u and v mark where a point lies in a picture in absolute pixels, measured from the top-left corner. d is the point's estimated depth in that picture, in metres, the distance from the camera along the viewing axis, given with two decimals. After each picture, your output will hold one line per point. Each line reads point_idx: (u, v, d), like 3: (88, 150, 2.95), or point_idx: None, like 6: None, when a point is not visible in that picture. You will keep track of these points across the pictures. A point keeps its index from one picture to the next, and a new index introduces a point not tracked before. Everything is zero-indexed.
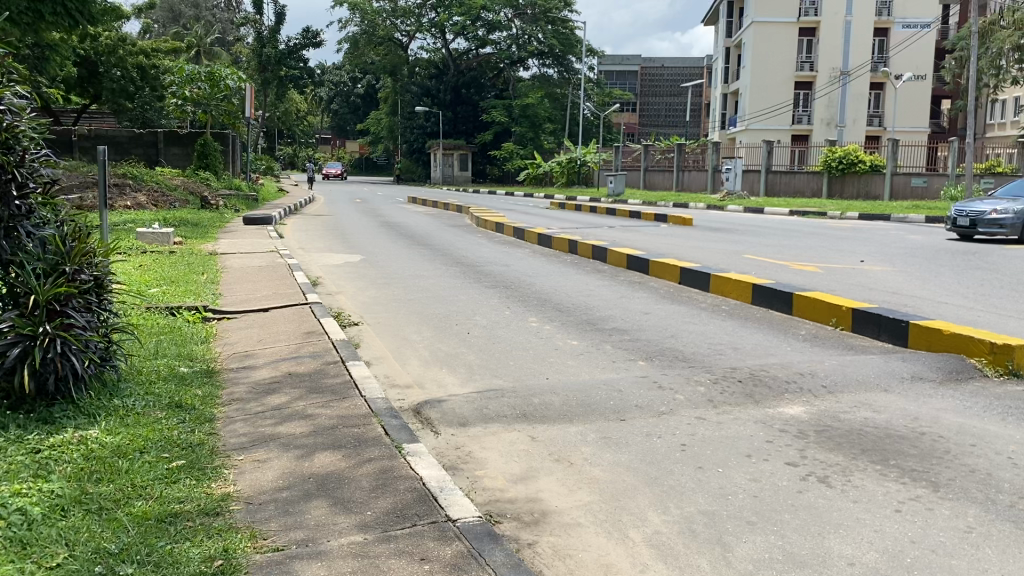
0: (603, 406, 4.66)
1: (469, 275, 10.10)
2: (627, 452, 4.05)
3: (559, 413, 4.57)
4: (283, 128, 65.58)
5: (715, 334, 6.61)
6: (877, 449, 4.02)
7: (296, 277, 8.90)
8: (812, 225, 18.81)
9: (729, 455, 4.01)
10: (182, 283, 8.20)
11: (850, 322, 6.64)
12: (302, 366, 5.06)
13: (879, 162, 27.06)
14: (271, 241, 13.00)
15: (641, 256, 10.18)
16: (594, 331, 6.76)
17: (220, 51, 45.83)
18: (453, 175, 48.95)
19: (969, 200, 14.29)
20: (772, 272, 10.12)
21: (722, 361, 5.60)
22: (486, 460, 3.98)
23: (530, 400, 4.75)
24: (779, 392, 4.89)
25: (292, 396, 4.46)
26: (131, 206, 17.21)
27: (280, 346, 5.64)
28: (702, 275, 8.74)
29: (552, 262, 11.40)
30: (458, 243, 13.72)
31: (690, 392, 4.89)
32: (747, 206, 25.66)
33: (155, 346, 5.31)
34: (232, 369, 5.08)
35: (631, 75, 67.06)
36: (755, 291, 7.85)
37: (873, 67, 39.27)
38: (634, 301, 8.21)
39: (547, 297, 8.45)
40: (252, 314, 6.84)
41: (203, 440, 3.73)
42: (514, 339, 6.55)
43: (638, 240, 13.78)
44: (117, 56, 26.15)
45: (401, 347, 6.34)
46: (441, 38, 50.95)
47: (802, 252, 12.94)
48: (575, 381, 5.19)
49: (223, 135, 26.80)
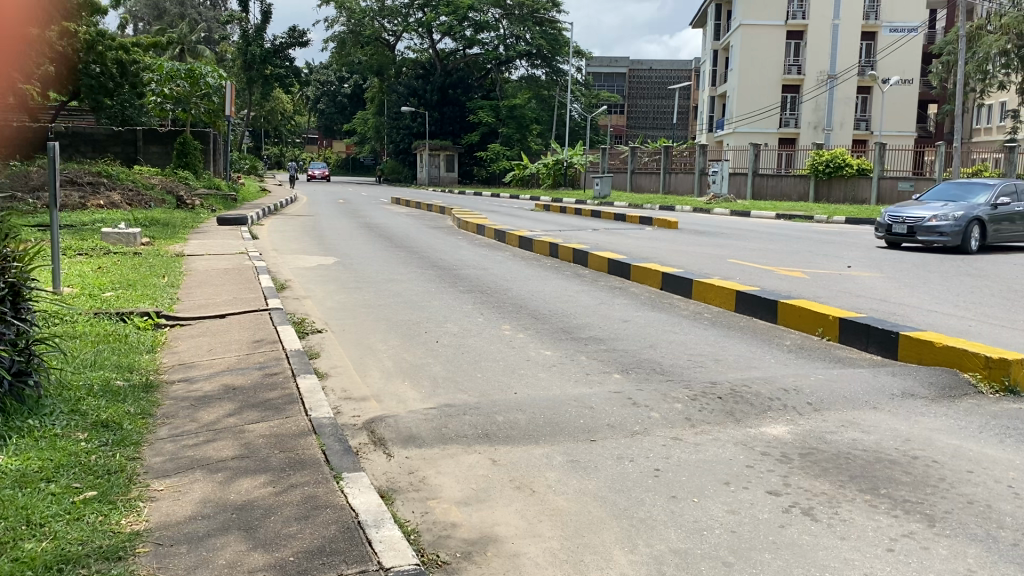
0: (572, 424, 4.31)
1: (444, 279, 9.73)
2: (595, 478, 3.71)
3: (523, 432, 4.21)
4: (268, 128, 64.99)
5: (695, 344, 6.28)
6: (866, 476, 3.70)
7: (261, 281, 8.51)
8: (799, 229, 18.58)
9: (707, 482, 3.66)
10: (139, 287, 7.80)
11: (837, 333, 6.33)
12: (245, 379, 4.68)
13: (866, 166, 26.91)
14: (243, 242, 12.58)
15: (622, 261, 9.84)
16: (569, 341, 6.41)
17: (204, 49, 45.13)
18: (439, 176, 48.74)
19: (898, 208, 13.50)
20: (757, 277, 9.80)
21: (701, 374, 5.27)
22: (439, 487, 3.62)
23: (492, 417, 4.39)
24: (761, 410, 4.56)
25: (231, 412, 4.08)
26: (105, 205, 16.61)
27: (227, 356, 5.24)
28: (684, 281, 8.42)
29: (531, 265, 11.04)
30: (437, 246, 13.34)
31: (665, 409, 4.54)
32: (733, 210, 25.39)
33: (92, 358, 4.90)
34: (172, 384, 4.68)
35: (619, 78, 66.72)
36: (739, 299, 7.52)
37: (860, 71, 39.18)
38: (613, 308, 7.87)
39: (522, 304, 8.09)
40: (207, 321, 6.46)
41: (123, 466, 3.35)
42: (483, 349, 6.20)
43: (620, 243, 13.45)
44: (96, 51, 25.16)
45: (363, 357, 5.99)
46: (428, 39, 50.65)
47: (788, 257, 12.65)
48: (543, 396, 4.83)
49: (204, 135, 26.23)
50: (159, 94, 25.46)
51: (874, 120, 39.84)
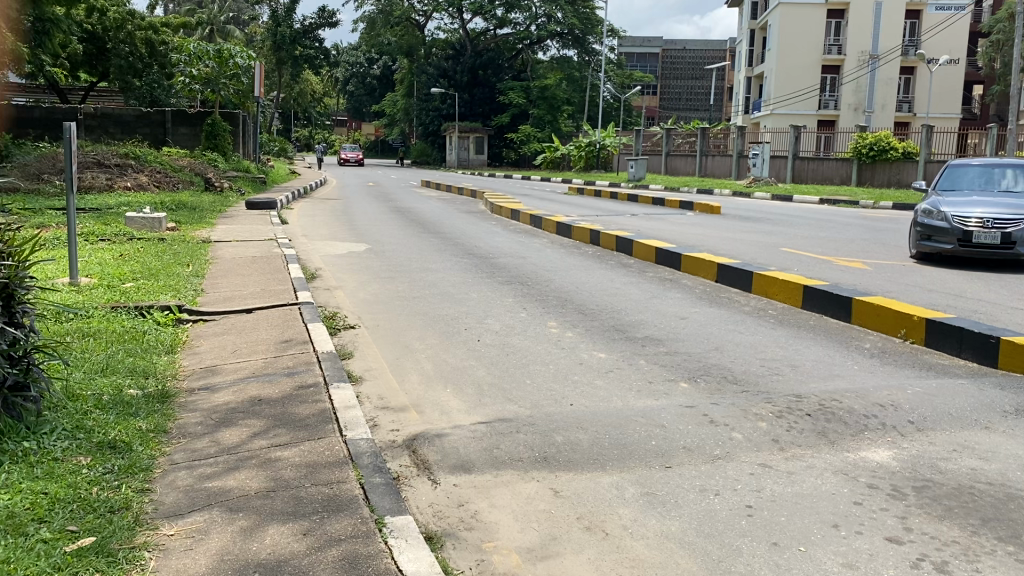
0: (644, 445, 3.77)
1: (483, 269, 9.21)
2: (677, 517, 3.16)
3: (586, 456, 3.66)
4: (297, 109, 64.65)
5: (765, 347, 5.70)
6: (1002, 520, 3.11)
7: (289, 270, 8.02)
8: (847, 215, 17.83)
9: (812, 524, 3.09)
10: (161, 277, 7.32)
11: (923, 335, 5.72)
12: (272, 389, 4.17)
13: (912, 149, 25.79)
14: (271, 227, 12.13)
15: (671, 250, 9.26)
16: (624, 341, 5.84)
17: (234, 30, 44.72)
18: (469, 158, 48.11)
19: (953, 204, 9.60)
20: (818, 269, 9.15)
21: (779, 386, 4.71)
22: (495, 526, 3.10)
23: (550, 437, 3.83)
24: (857, 430, 3.98)
25: (254, 434, 3.58)
26: (132, 187, 16.27)
27: (253, 360, 4.75)
28: (742, 274, 7.82)
29: (573, 254, 10.46)
30: (471, 233, 12.81)
31: (747, 429, 3.98)
32: (774, 194, 24.61)
33: (103, 362, 4.42)
34: (191, 393, 4.19)
35: (652, 58, 65.35)
36: (806, 293, 6.93)
37: (903, 51, 37.83)
38: (667, 302, 7.29)
39: (568, 297, 7.52)
40: (231, 317, 5.99)
41: (126, 504, 2.84)
42: (530, 350, 5.67)
43: (664, 230, 12.82)
44: (125, 31, 25.27)
45: (400, 358, 5.49)
46: (458, 19, 49.91)
47: (843, 246, 11.95)
48: (605, 409, 4.29)
49: (233, 116, 25.78)
50: (187, 74, 25.04)
51: (917, 101, 38.56)
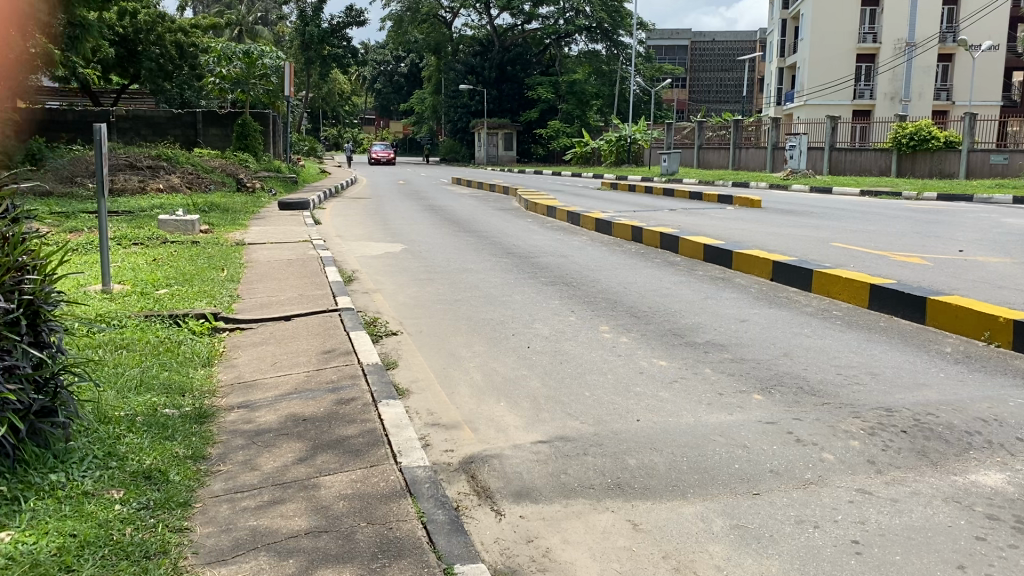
0: (725, 469, 3.40)
1: (524, 269, 8.87)
2: (774, 557, 2.79)
3: (664, 483, 3.30)
4: (326, 108, 64.86)
5: (837, 352, 5.30)
6: None
7: (327, 274, 7.73)
8: (892, 207, 17.25)
9: (934, 566, 2.72)
10: (195, 282, 7.06)
11: (1009, 339, 5.29)
12: (315, 406, 3.85)
13: (954, 138, 25.02)
14: (304, 228, 11.89)
15: (720, 247, 8.87)
16: (684, 346, 5.46)
17: (263, 31, 44.74)
18: (498, 155, 47.80)
19: None
20: (876, 265, 8.69)
21: (864, 397, 4.31)
22: (572, 567, 2.76)
23: (622, 461, 3.48)
24: (962, 449, 3.59)
25: (299, 459, 3.26)
26: (164, 188, 16.14)
27: (294, 373, 4.44)
28: (800, 272, 7.42)
29: (615, 252, 10.08)
30: (507, 230, 12.48)
31: (839, 449, 3.60)
32: (813, 186, 24.02)
33: (136, 379, 4.14)
34: (229, 412, 3.89)
35: (680, 50, 64.53)
36: (873, 293, 6.51)
37: (941, 38, 36.82)
38: (723, 303, 6.91)
39: (617, 298, 7.16)
40: (268, 326, 5.71)
41: (162, 548, 2.53)
42: (584, 357, 5.31)
43: (706, 225, 12.38)
44: (156, 33, 25.12)
45: (447, 367, 5.17)
46: (485, 15, 49.60)
47: (896, 239, 11.46)
48: (677, 427, 3.92)
49: (263, 116, 25.63)
50: (217, 75, 24.92)
51: (956, 89, 37.51)
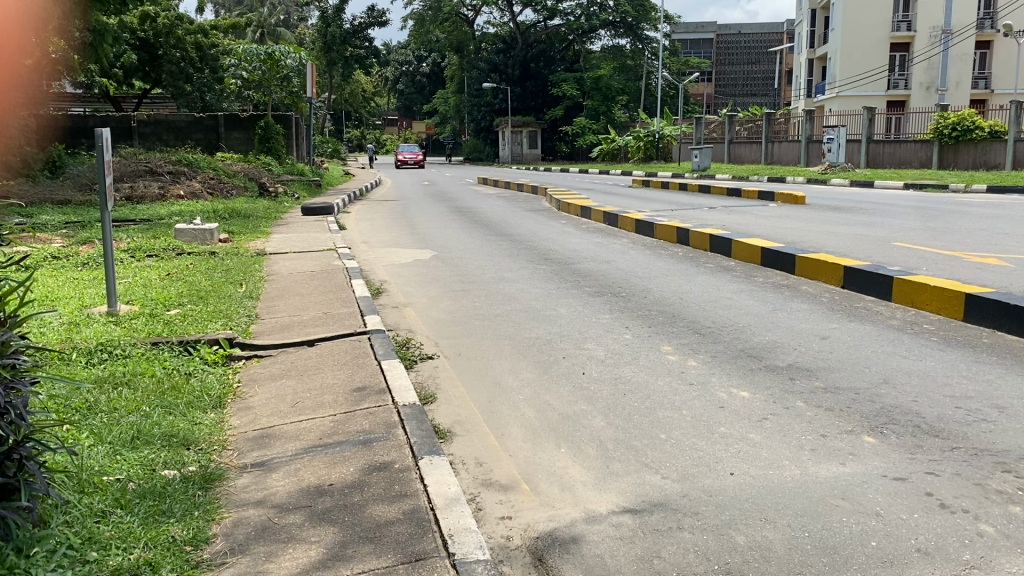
0: (860, 549, 2.69)
1: (565, 277, 8.18)
2: None
3: (787, 569, 2.59)
4: (349, 109, 64.55)
5: (945, 378, 4.57)
6: None
7: (353, 288, 7.09)
8: (942, 200, 16.37)
9: None
10: (209, 300, 6.41)
11: None
12: (347, 467, 3.19)
13: (999, 127, 23.95)
14: (329, 234, 11.30)
15: (780, 250, 8.12)
16: (766, 372, 4.74)
17: (284, 32, 44.37)
18: (521, 153, 47.18)
19: None
20: (953, 268, 7.91)
21: (1000, 441, 3.58)
22: None
23: (728, 539, 2.78)
24: None
25: (328, 553, 2.58)
26: (184, 195, 15.63)
27: (319, 419, 3.78)
28: (877, 278, 6.67)
29: (661, 256, 9.36)
30: (542, 233, 11.81)
31: (999, 519, 2.86)
32: (853, 180, 23.09)
33: (134, 429, 3.51)
34: (241, 474, 3.23)
35: (706, 43, 63.29)
36: (970, 304, 5.74)
37: (980, 25, 35.42)
38: (793, 315, 6.19)
39: (675, 312, 6.43)
40: (289, 354, 5.06)
41: None
42: (651, 386, 4.61)
43: (754, 225, 11.62)
44: (175, 35, 24.82)
45: (495, 401, 4.48)
46: (508, 12, 48.84)
47: (962, 237, 10.62)
48: (784, 486, 3.21)
49: (285, 118, 24.98)
50: (238, 77, 24.51)
51: (995, 77, 36.22)
